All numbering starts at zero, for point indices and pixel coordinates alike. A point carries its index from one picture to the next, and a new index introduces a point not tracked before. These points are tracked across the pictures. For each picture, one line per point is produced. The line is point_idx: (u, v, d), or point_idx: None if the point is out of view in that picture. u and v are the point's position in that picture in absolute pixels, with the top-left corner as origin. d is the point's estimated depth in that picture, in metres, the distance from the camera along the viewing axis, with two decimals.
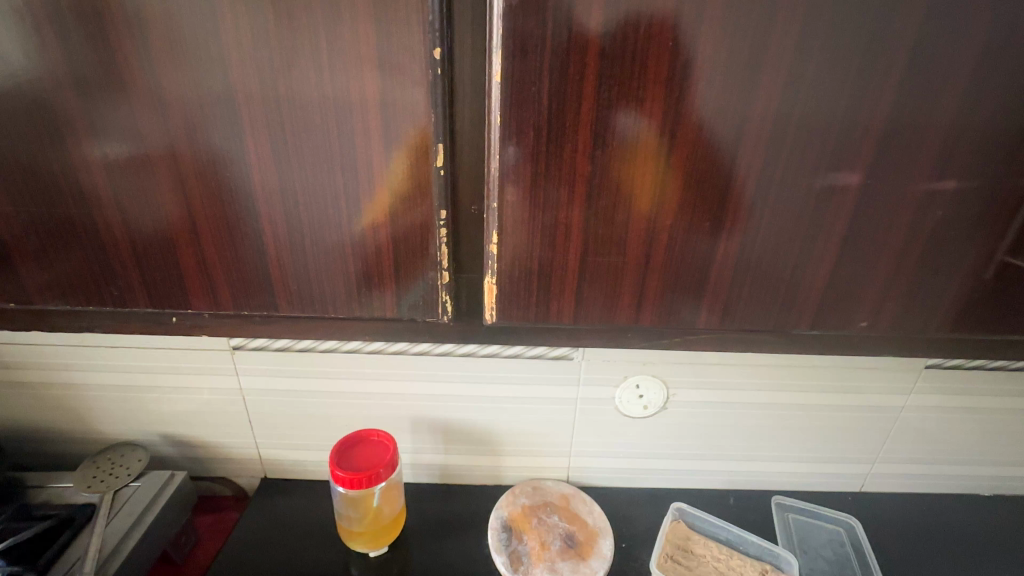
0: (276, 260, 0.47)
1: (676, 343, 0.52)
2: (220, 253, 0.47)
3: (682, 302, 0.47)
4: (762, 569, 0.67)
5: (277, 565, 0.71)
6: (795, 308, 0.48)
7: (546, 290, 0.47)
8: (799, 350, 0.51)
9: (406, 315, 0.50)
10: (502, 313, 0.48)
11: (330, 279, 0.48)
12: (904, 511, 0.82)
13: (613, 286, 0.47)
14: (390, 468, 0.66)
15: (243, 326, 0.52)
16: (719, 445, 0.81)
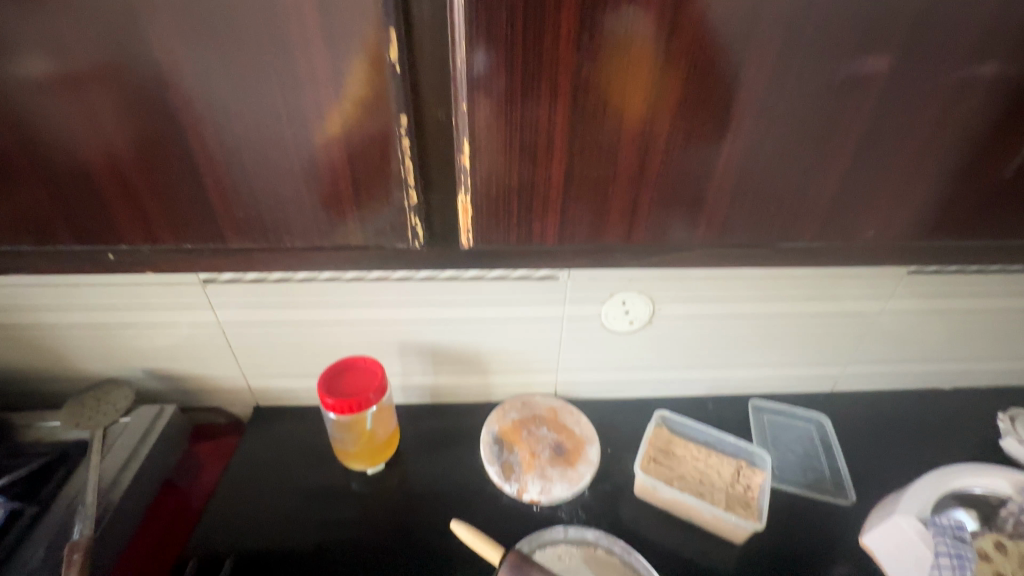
0: (230, 186, 0.42)
1: (666, 259, 0.50)
2: (166, 181, 0.42)
3: (673, 217, 0.45)
4: (737, 467, 0.71)
5: (279, 484, 0.74)
6: (790, 219, 0.46)
7: (528, 209, 0.44)
8: (790, 262, 0.50)
9: (375, 242, 0.47)
10: (480, 235, 0.45)
11: (294, 205, 0.44)
12: (871, 407, 0.87)
13: (602, 202, 0.44)
14: (378, 392, 0.66)
15: (206, 261, 0.48)
16: (701, 355, 0.83)
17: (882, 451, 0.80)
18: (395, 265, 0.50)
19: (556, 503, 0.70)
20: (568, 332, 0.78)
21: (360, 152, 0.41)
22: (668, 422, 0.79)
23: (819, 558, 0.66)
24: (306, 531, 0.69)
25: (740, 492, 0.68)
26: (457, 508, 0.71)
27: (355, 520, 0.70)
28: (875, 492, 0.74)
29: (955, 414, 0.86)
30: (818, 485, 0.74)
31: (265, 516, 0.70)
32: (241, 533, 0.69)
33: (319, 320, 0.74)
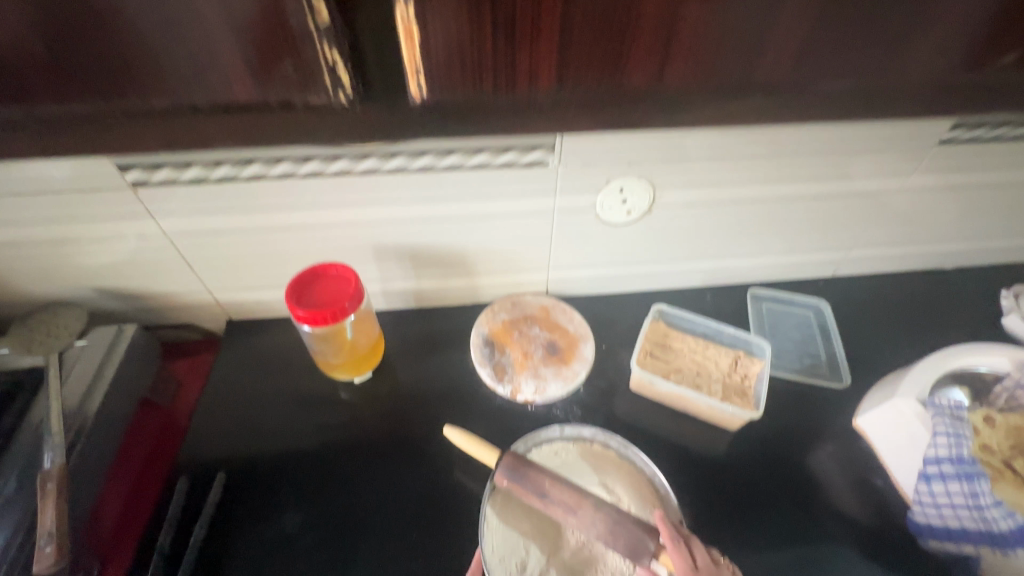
0: (125, 21, 0.31)
1: (692, 107, 0.41)
2: (22, 18, 0.30)
3: (716, 45, 0.35)
4: (733, 357, 0.69)
5: (262, 396, 0.71)
6: (858, 46, 0.36)
7: (510, 38, 0.34)
8: (829, 109, 0.42)
9: (291, 94, 0.37)
10: (434, 81, 0.36)
11: (220, 45, 0.33)
12: (873, 290, 0.84)
13: (626, 23, 0.34)
14: (353, 302, 0.60)
15: (130, 134, 0.38)
16: (703, 245, 0.77)
17: (879, 333, 0.78)
18: (363, 122, 0.42)
19: (550, 402, 0.69)
20: (559, 226, 0.71)
21: (313, 5, 0.32)
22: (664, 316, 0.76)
23: (809, 437, 0.68)
24: (295, 439, 0.67)
25: (737, 382, 0.67)
26: (450, 412, 0.69)
27: (346, 425, 0.68)
28: (870, 374, 0.73)
29: (959, 293, 0.83)
30: (813, 371, 0.73)
31: (251, 428, 0.68)
32: (229, 445, 0.66)
33: (278, 225, 0.66)
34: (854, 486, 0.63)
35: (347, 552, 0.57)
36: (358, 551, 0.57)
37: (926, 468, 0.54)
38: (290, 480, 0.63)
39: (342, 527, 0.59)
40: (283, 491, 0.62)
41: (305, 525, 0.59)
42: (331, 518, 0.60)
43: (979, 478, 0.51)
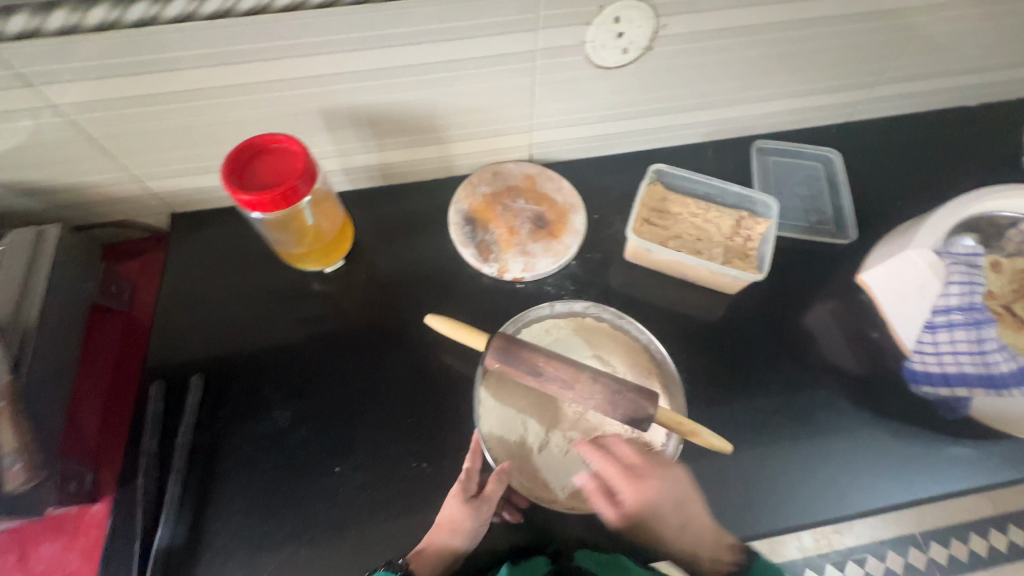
0: None
1: None
2: None
3: None
4: (736, 218, 0.64)
5: (228, 293, 0.65)
6: None
7: None
8: None
9: None
10: None
11: None
12: (890, 134, 0.76)
13: None
14: (305, 179, 0.51)
15: None
16: (708, 90, 0.67)
17: (890, 181, 0.72)
18: None
19: (541, 278, 0.64)
20: (542, 74, 0.59)
21: None
22: (662, 177, 0.68)
23: (809, 294, 0.65)
24: (270, 334, 0.62)
25: (739, 245, 0.63)
26: (434, 297, 0.65)
27: (325, 318, 0.64)
28: (878, 226, 0.69)
29: (980, 132, 0.76)
30: (819, 228, 0.69)
31: (221, 326, 0.63)
32: (200, 345, 0.61)
33: (197, 90, 0.53)
34: (851, 340, 0.63)
35: (345, 438, 0.55)
36: (357, 437, 0.55)
37: (932, 317, 0.50)
38: (273, 375, 0.59)
39: (336, 414, 0.56)
40: (269, 387, 0.58)
41: (297, 418, 0.56)
42: (325, 410, 0.57)
43: (987, 324, 0.48)
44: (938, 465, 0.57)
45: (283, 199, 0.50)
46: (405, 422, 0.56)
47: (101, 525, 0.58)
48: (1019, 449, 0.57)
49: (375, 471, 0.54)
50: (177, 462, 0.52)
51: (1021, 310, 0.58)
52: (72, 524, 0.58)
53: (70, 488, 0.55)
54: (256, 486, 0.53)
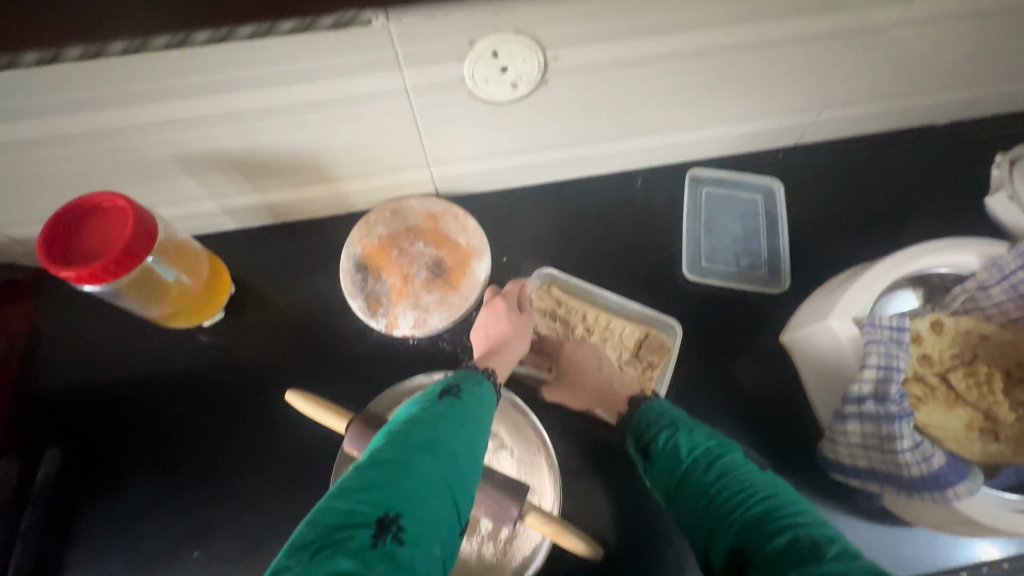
0: None
1: None
2: None
3: None
4: (635, 343, 0.59)
5: (94, 349, 0.60)
6: None
7: None
8: None
9: None
10: None
11: None
12: (841, 160, 0.68)
13: None
14: (139, 239, 0.46)
15: None
16: (626, 120, 0.59)
17: (835, 217, 0.65)
18: None
19: (435, 335, 0.58)
20: (422, 111, 0.52)
21: None
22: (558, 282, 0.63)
23: (731, 351, 0.59)
24: (134, 397, 0.57)
25: (637, 374, 0.58)
26: (320, 354, 0.59)
27: (197, 376, 0.58)
28: (816, 270, 0.62)
29: (943, 155, 0.68)
30: (750, 274, 0.62)
31: (87, 387, 0.58)
32: (61, 409, 0.57)
33: (16, 142, 0.47)
34: (772, 405, 0.57)
35: (205, 519, 0.52)
36: (218, 518, 0.52)
37: (844, 406, 0.45)
38: (135, 446, 0.55)
39: (198, 493, 0.53)
40: (131, 459, 0.54)
41: (156, 497, 0.53)
42: (187, 486, 0.53)
43: (905, 418, 0.42)
44: None
45: (109, 273, 0.44)
46: (271, 501, 0.53)
47: None
48: (942, 536, 0.51)
49: (235, 559, 0.51)
50: (21, 552, 0.49)
51: (957, 380, 0.52)
52: None
53: None
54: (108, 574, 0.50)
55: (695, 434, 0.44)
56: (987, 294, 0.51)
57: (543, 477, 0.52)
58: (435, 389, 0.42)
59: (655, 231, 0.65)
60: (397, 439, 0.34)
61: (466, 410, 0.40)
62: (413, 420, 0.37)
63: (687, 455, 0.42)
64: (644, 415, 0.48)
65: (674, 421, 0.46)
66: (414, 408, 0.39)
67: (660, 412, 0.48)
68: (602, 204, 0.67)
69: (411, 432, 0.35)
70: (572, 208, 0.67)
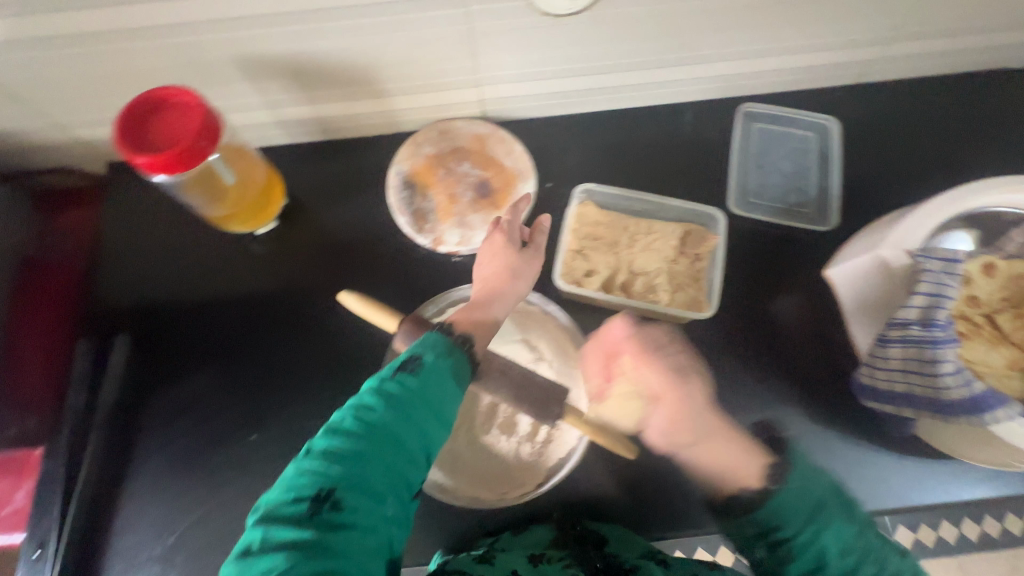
0: None
1: None
2: None
3: None
4: (681, 235, 0.56)
5: (156, 252, 0.63)
6: None
7: None
8: None
9: None
10: None
11: None
12: (903, 101, 0.65)
13: None
14: (207, 133, 0.47)
15: None
16: (679, 46, 0.57)
17: (891, 160, 0.63)
18: None
19: (478, 253, 0.60)
20: (479, 22, 0.51)
21: None
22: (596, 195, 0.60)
23: (771, 287, 0.59)
24: (194, 295, 0.61)
25: (686, 269, 0.56)
26: (366, 267, 0.62)
27: (253, 280, 0.61)
28: (867, 211, 0.61)
29: (1014, 100, 0.64)
30: (797, 211, 0.61)
31: (152, 287, 0.62)
32: (127, 302, 0.61)
33: (89, 33, 0.48)
34: (807, 337, 0.57)
35: (259, 409, 0.55)
36: (270, 406, 0.55)
37: (887, 330, 0.46)
38: (192, 342, 0.58)
39: (251, 386, 0.56)
40: (188, 352, 0.58)
41: (215, 383, 0.56)
42: (241, 379, 0.57)
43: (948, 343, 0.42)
44: (880, 479, 0.53)
45: (179, 162, 0.46)
46: (319, 396, 0.56)
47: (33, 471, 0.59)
48: (969, 469, 0.52)
49: (287, 443, 0.54)
50: (97, 426, 0.54)
51: (1004, 321, 0.51)
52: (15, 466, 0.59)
53: (8, 433, 0.59)
54: (169, 453, 0.54)
55: (840, 517, 0.39)
56: None
57: (579, 388, 0.54)
58: (430, 331, 0.44)
59: (701, 165, 0.64)
60: (393, 399, 0.39)
61: (465, 356, 0.43)
62: (421, 369, 0.40)
63: (838, 560, 0.39)
64: (793, 497, 0.40)
65: (811, 507, 0.39)
66: (411, 353, 0.42)
67: (808, 482, 0.40)
68: (648, 136, 0.66)
69: (397, 391, 0.39)
70: (618, 138, 0.66)
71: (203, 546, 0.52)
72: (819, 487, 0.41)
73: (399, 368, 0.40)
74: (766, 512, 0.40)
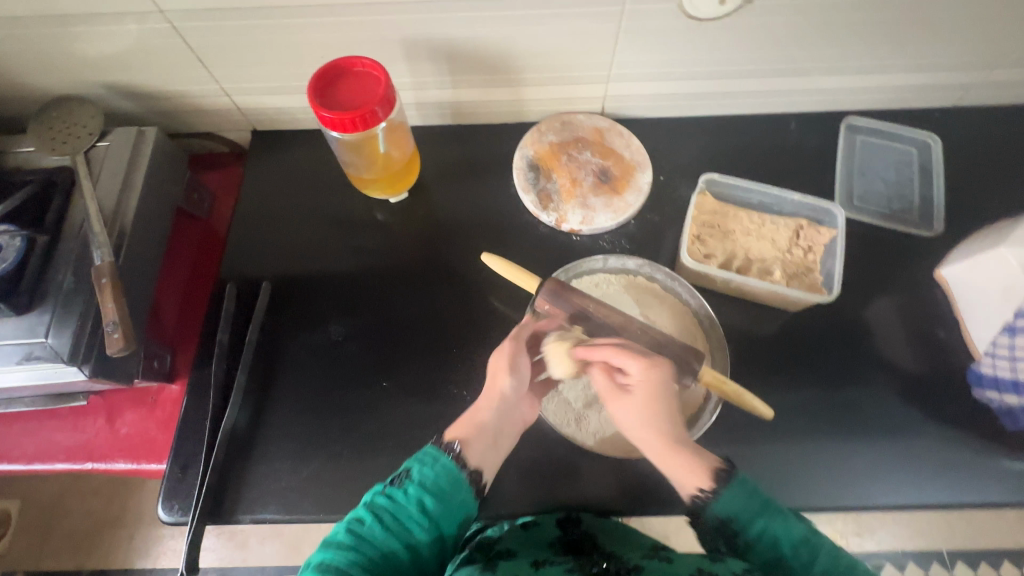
0: None
1: None
2: None
3: None
4: (795, 228, 0.60)
5: (295, 212, 0.69)
6: None
7: None
8: None
9: None
10: None
11: None
12: (998, 125, 0.69)
13: None
14: (388, 101, 0.53)
15: None
16: (799, 58, 0.62)
17: (989, 177, 0.66)
18: None
19: (597, 233, 0.64)
20: (629, 21, 0.57)
21: None
22: (714, 186, 0.64)
23: (877, 285, 0.62)
24: (330, 254, 0.66)
25: (800, 258, 0.59)
26: (489, 241, 0.67)
27: (385, 246, 0.67)
28: (967, 222, 0.64)
29: None
30: (901, 216, 0.65)
31: (290, 243, 0.67)
32: (269, 253, 0.67)
33: (291, 7, 0.55)
34: (913, 334, 0.60)
35: (392, 358, 0.60)
36: (401, 359, 0.60)
37: (1015, 320, 0.48)
38: (331, 294, 0.64)
39: (386, 336, 0.61)
40: (327, 302, 0.63)
41: (350, 334, 0.61)
42: (376, 329, 0.62)
43: None
44: (988, 473, 0.54)
45: (362, 123, 0.52)
46: (447, 351, 0.61)
47: (175, 403, 0.64)
48: None
49: (416, 391, 0.59)
50: (245, 358, 0.59)
51: None
52: (152, 397, 0.64)
53: (153, 365, 0.62)
54: (308, 389, 0.59)
55: (786, 518, 0.45)
56: None
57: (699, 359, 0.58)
58: (430, 446, 0.49)
59: (807, 170, 0.68)
60: (432, 493, 0.47)
61: (466, 480, 0.48)
62: (410, 479, 0.47)
63: (790, 551, 0.44)
64: (731, 509, 0.44)
65: (759, 512, 0.45)
66: (409, 463, 0.48)
67: (750, 494, 0.45)
68: (753, 140, 0.71)
69: (430, 486, 0.47)
70: (726, 141, 0.70)
71: (336, 479, 0.55)
72: (759, 493, 0.46)
73: (389, 482, 0.48)
74: (711, 517, 0.45)
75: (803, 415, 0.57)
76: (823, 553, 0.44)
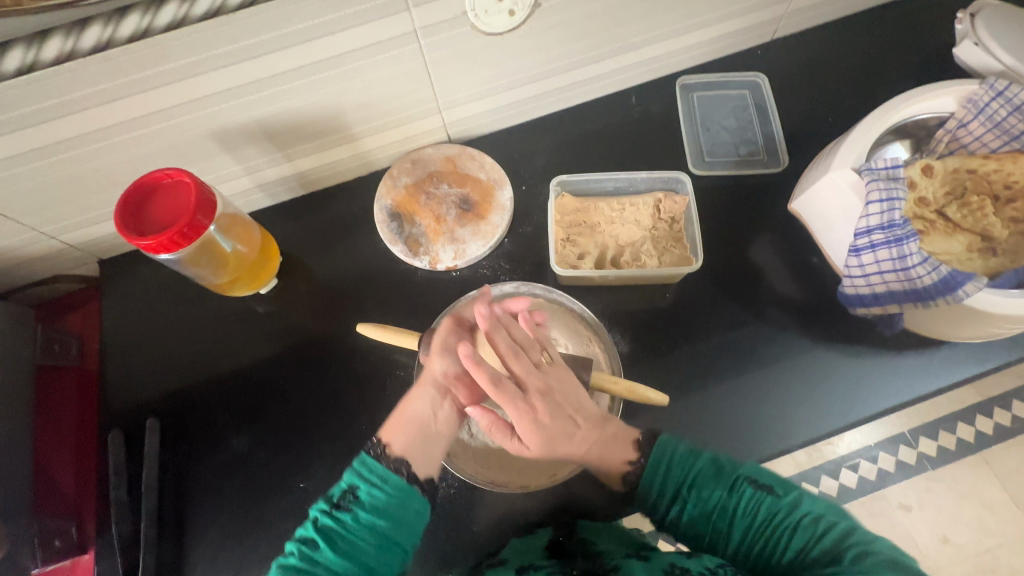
0: None
1: None
2: None
3: None
4: (655, 203, 0.62)
5: (164, 331, 0.65)
6: None
7: None
8: None
9: None
10: None
11: None
12: (814, 47, 0.72)
13: None
14: (205, 208, 0.50)
15: None
16: (612, 41, 0.63)
17: (818, 99, 0.70)
18: None
19: (473, 263, 0.64)
20: (432, 53, 0.56)
21: None
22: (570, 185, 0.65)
23: (747, 231, 0.64)
24: (212, 365, 0.63)
25: (666, 232, 0.61)
26: (374, 300, 0.65)
27: (269, 338, 0.64)
28: (809, 147, 0.68)
29: (904, 26, 0.72)
30: (751, 159, 0.68)
31: (169, 365, 0.63)
32: (151, 386, 0.63)
33: (75, 137, 0.51)
34: (789, 266, 0.62)
35: (304, 454, 0.58)
36: (312, 450, 0.58)
37: (857, 240, 0.51)
38: (224, 406, 0.61)
39: (292, 434, 0.59)
40: (222, 416, 0.60)
41: (254, 442, 0.59)
42: (281, 430, 0.59)
43: (910, 239, 0.48)
44: (881, 378, 0.58)
45: (184, 237, 0.49)
46: (357, 428, 0.59)
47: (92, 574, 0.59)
48: (956, 351, 0.58)
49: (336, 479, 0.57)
50: (147, 506, 0.55)
51: (954, 212, 0.56)
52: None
53: (52, 545, 0.57)
54: (226, 514, 0.56)
55: (705, 486, 0.48)
56: (967, 131, 0.55)
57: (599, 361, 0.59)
58: (366, 456, 0.48)
59: (657, 139, 0.70)
60: (379, 515, 0.46)
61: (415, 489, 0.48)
62: (356, 500, 0.46)
63: (710, 525, 0.47)
64: (647, 476, 0.49)
65: (678, 480, 0.48)
66: (349, 478, 0.47)
67: (662, 467, 0.49)
68: (601, 124, 0.71)
69: (377, 506, 0.46)
70: (578, 132, 0.71)
71: None
72: (675, 466, 0.49)
73: (335, 505, 0.46)
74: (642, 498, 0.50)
75: (710, 377, 0.59)
76: (740, 517, 0.46)
